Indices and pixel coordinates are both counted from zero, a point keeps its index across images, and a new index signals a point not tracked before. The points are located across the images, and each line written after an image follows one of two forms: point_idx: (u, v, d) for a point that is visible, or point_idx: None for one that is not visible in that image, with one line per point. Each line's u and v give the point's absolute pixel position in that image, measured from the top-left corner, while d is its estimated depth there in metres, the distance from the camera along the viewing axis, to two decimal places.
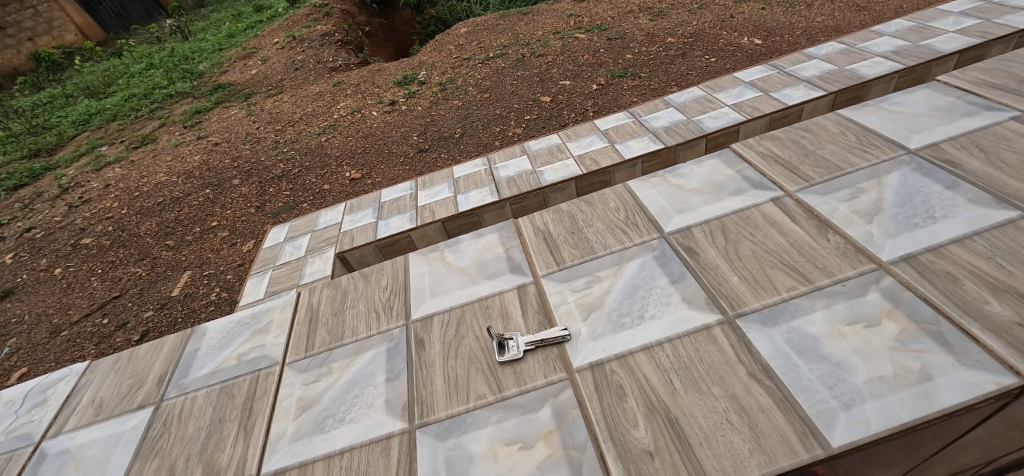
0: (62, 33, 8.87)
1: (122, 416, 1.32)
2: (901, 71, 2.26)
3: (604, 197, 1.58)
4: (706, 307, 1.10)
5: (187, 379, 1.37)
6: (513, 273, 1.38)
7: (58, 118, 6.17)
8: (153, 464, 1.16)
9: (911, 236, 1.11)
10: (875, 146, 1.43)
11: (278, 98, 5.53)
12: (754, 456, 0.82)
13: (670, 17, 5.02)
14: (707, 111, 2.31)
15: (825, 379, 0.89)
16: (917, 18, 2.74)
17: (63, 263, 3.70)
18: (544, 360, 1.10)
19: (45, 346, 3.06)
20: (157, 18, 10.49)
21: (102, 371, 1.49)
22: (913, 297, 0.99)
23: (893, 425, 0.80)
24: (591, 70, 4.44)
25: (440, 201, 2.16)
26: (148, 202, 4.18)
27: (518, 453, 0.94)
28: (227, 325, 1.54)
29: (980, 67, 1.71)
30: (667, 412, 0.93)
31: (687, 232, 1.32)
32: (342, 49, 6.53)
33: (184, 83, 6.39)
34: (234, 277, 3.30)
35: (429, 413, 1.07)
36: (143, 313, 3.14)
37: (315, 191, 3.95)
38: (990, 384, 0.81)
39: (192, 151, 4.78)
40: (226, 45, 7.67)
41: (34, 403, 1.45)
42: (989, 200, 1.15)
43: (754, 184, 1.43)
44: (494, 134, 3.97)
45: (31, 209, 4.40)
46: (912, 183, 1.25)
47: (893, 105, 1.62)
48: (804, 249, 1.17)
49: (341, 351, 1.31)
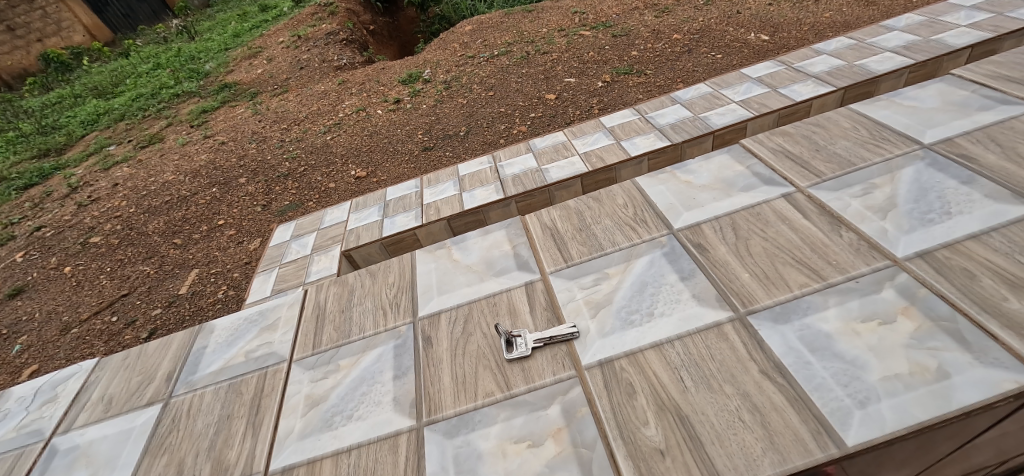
0: (70, 34, 8.96)
1: (130, 412, 1.32)
2: (912, 66, 2.23)
3: (611, 193, 1.56)
4: (716, 304, 1.09)
5: (196, 375, 1.38)
6: (520, 270, 1.37)
7: (67, 119, 6.22)
8: (161, 461, 1.17)
9: (926, 232, 1.09)
10: (888, 140, 1.41)
11: (283, 98, 5.54)
12: (766, 455, 0.81)
13: (675, 14, 4.97)
14: (714, 108, 2.28)
15: (839, 377, 0.88)
16: (928, 12, 2.70)
17: (73, 262, 3.73)
18: (552, 357, 1.09)
19: (55, 343, 3.08)
20: (165, 19, 10.53)
21: (111, 367, 1.50)
22: (929, 294, 0.97)
23: (908, 424, 0.78)
24: (596, 67, 4.42)
25: (445, 199, 2.15)
26: (156, 201, 4.20)
27: (527, 451, 0.93)
28: (234, 322, 1.55)
29: (995, 60, 1.68)
30: (677, 410, 0.92)
31: (696, 229, 1.31)
32: (347, 48, 6.54)
33: (190, 83, 6.42)
34: (241, 275, 3.32)
35: (437, 410, 1.07)
36: (152, 311, 3.17)
37: (321, 190, 3.96)
38: (1009, 382, 0.79)
39: (200, 150, 4.81)
40: (231, 44, 7.69)
41: (44, 399, 1.46)
42: (1007, 195, 1.12)
43: (765, 180, 1.41)
44: (499, 132, 3.96)
45: (41, 208, 4.44)
46: (927, 178, 1.23)
47: (906, 99, 1.59)
48: (816, 245, 1.15)
49: (349, 347, 1.31)
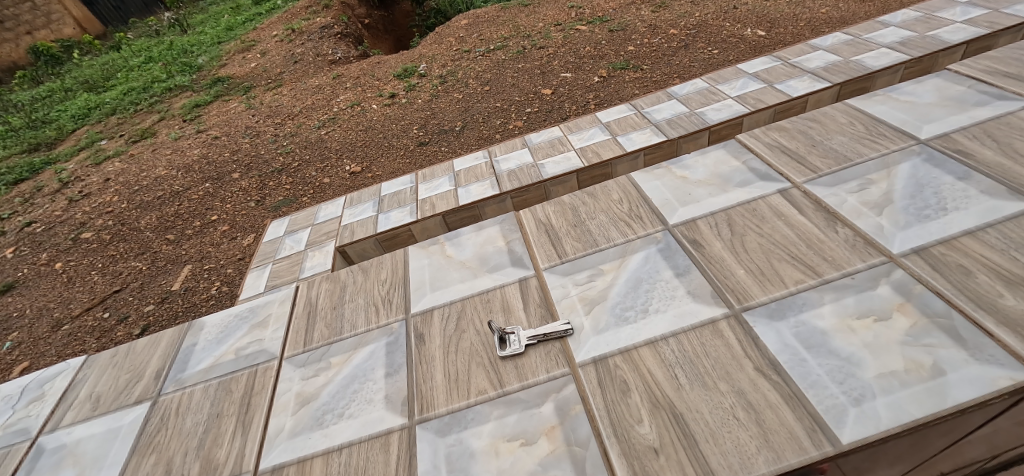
0: (60, 27, 8.87)
1: (119, 410, 1.30)
2: (908, 61, 2.22)
3: (607, 189, 1.55)
4: (711, 300, 1.08)
5: (185, 373, 1.36)
6: (514, 265, 1.36)
7: (57, 113, 6.14)
8: (150, 460, 1.15)
9: (922, 228, 1.08)
10: (885, 136, 1.40)
11: (277, 92, 5.47)
12: (760, 453, 0.80)
13: (672, 8, 4.94)
14: (711, 103, 2.27)
15: (834, 374, 0.87)
16: (925, 8, 2.68)
17: (63, 257, 3.67)
18: (545, 354, 1.08)
19: (47, 340, 3.04)
20: (156, 10, 10.39)
21: (99, 365, 1.48)
22: (925, 290, 0.96)
23: (904, 422, 0.78)
24: (592, 62, 4.39)
25: (441, 195, 2.13)
26: (149, 196, 4.16)
27: (520, 449, 0.92)
28: (225, 319, 1.53)
29: (993, 55, 1.67)
30: (672, 408, 0.91)
31: (692, 225, 1.30)
32: (342, 42, 6.49)
33: (183, 76, 6.35)
34: (234, 270, 3.29)
35: (429, 408, 1.06)
36: (144, 307, 3.13)
37: (315, 185, 3.93)
38: (1004, 379, 0.79)
39: (193, 144, 4.76)
40: (224, 38, 7.59)
41: (31, 397, 1.44)
42: (1003, 192, 1.12)
43: (761, 176, 1.40)
44: (494, 127, 3.94)
45: (32, 203, 4.38)
46: (923, 174, 1.22)
47: (903, 95, 1.59)
48: (812, 241, 1.15)
49: (340, 345, 1.29)
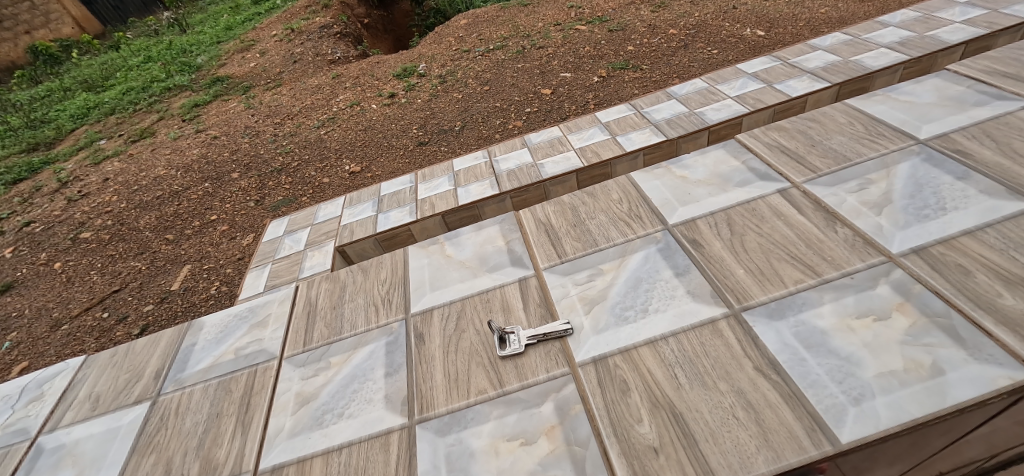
0: (59, 27, 8.86)
1: (118, 410, 1.30)
2: (907, 61, 2.22)
3: (606, 189, 1.55)
4: (711, 300, 1.08)
5: (184, 373, 1.36)
6: (513, 265, 1.36)
7: (56, 112, 6.13)
8: (149, 460, 1.15)
9: (922, 228, 1.08)
10: (885, 136, 1.41)
11: (276, 91, 5.47)
12: (760, 452, 0.80)
13: (671, 8, 4.94)
14: (710, 103, 2.27)
15: (833, 373, 0.88)
16: (924, 9, 2.69)
17: (62, 257, 3.67)
18: (545, 354, 1.08)
19: (46, 340, 3.04)
20: (155, 10, 10.37)
21: (99, 365, 1.48)
22: (924, 290, 0.96)
23: (904, 421, 0.78)
24: (592, 62, 4.39)
25: (440, 195, 2.13)
26: (148, 196, 4.15)
27: (519, 449, 0.92)
28: (224, 319, 1.53)
29: (992, 56, 1.67)
30: (671, 408, 0.91)
31: (691, 224, 1.30)
32: (342, 41, 6.49)
33: (182, 76, 6.34)
34: (234, 270, 3.29)
35: (429, 408, 1.06)
36: (143, 306, 3.13)
37: (314, 184, 3.92)
38: (1004, 378, 0.79)
39: (192, 144, 4.75)
40: (224, 37, 7.59)
41: (30, 397, 1.44)
42: (1002, 192, 1.12)
43: (760, 176, 1.40)
44: (494, 127, 3.94)
45: (31, 203, 4.37)
46: (922, 174, 1.23)
47: (902, 95, 1.59)
48: (812, 241, 1.15)
49: (340, 345, 1.29)
